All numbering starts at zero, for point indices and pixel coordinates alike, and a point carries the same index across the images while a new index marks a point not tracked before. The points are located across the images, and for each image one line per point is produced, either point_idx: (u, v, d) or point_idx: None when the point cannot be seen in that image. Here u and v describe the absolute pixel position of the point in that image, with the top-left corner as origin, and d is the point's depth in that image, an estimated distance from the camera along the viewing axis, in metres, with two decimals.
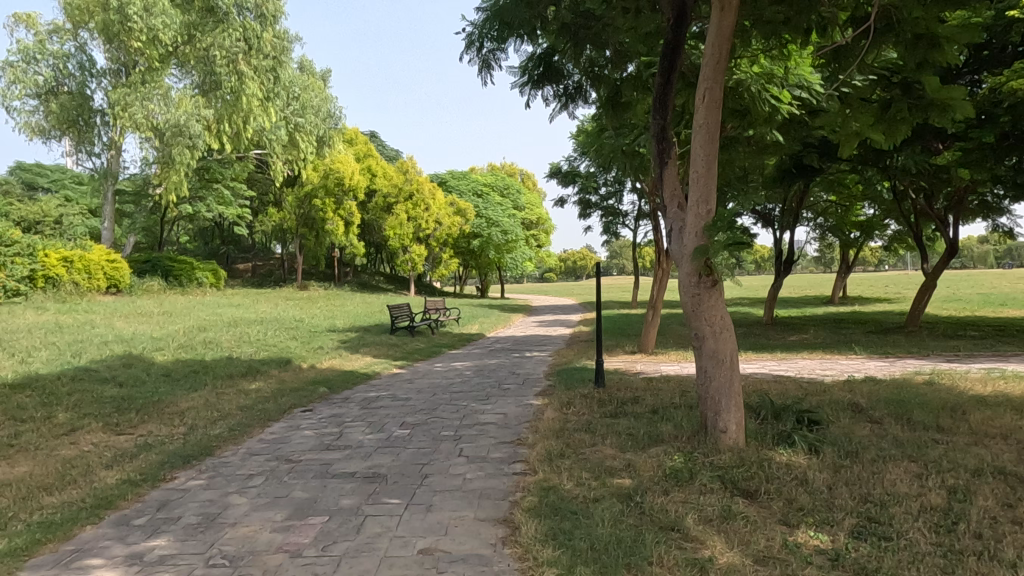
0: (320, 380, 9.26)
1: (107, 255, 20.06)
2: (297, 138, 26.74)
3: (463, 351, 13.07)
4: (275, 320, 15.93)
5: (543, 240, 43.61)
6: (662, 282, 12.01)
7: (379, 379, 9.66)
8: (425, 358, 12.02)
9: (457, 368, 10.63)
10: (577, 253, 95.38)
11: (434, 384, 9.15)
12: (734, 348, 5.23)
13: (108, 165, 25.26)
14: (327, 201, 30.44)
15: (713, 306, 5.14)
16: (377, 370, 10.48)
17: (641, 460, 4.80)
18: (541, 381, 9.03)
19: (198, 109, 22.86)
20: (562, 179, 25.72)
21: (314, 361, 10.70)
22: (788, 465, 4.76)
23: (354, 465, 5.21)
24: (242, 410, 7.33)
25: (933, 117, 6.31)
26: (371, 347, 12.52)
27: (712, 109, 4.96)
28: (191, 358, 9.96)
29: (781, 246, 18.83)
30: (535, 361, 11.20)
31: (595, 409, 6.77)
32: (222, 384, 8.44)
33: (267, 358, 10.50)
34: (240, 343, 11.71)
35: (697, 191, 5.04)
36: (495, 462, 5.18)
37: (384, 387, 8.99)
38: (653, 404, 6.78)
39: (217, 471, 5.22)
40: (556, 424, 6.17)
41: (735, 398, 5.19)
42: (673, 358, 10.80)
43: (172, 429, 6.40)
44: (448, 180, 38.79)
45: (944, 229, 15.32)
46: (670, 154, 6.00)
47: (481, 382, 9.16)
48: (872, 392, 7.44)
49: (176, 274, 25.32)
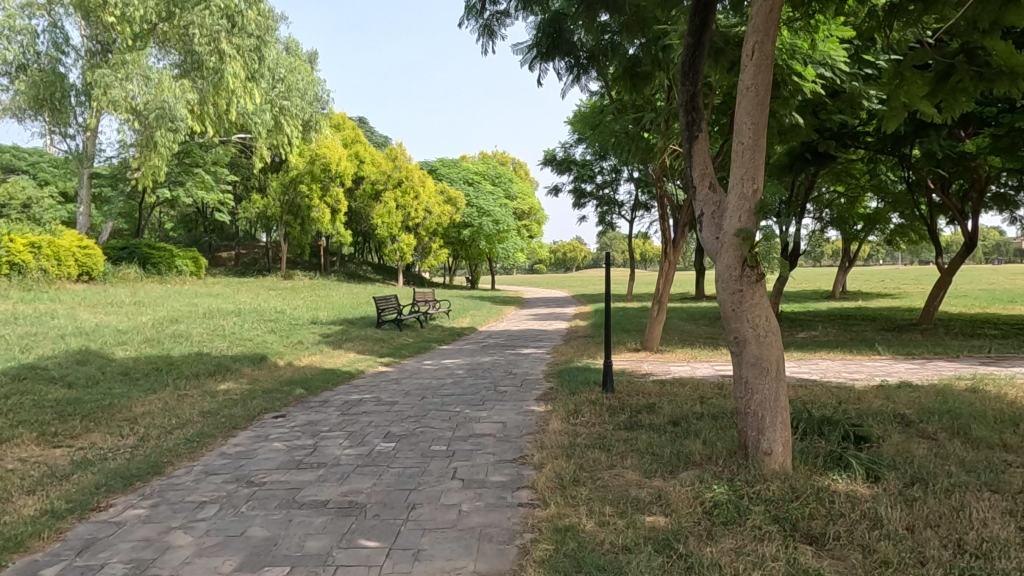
0: (297, 379, 8.38)
1: (79, 241, 19.04)
2: (283, 122, 25.73)
3: (454, 347, 12.21)
4: (255, 312, 15.03)
5: (535, 230, 42.69)
6: (669, 276, 11.22)
7: (363, 379, 8.79)
8: (414, 354, 11.16)
9: (447, 367, 9.77)
10: (568, 244, 94.66)
11: (423, 385, 8.29)
12: (780, 355, 4.40)
13: (83, 147, 24.26)
14: (313, 187, 29.44)
15: (756, 305, 4.32)
16: (360, 367, 9.60)
17: (673, 491, 3.99)
18: (540, 383, 8.19)
19: (184, 93, 21.82)
20: (557, 167, 24.83)
21: (292, 357, 9.81)
22: (849, 498, 3.96)
23: (327, 491, 4.37)
24: (204, 416, 6.46)
25: (1002, 87, 5.40)
26: (356, 342, 11.63)
27: (762, 68, 4.12)
28: (155, 354, 9.07)
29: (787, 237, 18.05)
30: (533, 359, 10.34)
31: (606, 419, 5.93)
32: (186, 385, 7.56)
33: (241, 354, 9.61)
34: (213, 337, 10.80)
35: (742, 166, 4.21)
36: (494, 488, 4.33)
37: (369, 389, 8.12)
38: (672, 415, 5.97)
39: (163, 497, 4.36)
40: (564, 438, 5.33)
41: (782, 415, 4.37)
42: (682, 358, 10.00)
43: (119, 440, 5.53)
44: (438, 169, 37.82)
45: (962, 221, 14.51)
46: (700, 125, 5.14)
47: (475, 384, 8.31)
48: (915, 401, 6.63)
49: (154, 262, 24.34)
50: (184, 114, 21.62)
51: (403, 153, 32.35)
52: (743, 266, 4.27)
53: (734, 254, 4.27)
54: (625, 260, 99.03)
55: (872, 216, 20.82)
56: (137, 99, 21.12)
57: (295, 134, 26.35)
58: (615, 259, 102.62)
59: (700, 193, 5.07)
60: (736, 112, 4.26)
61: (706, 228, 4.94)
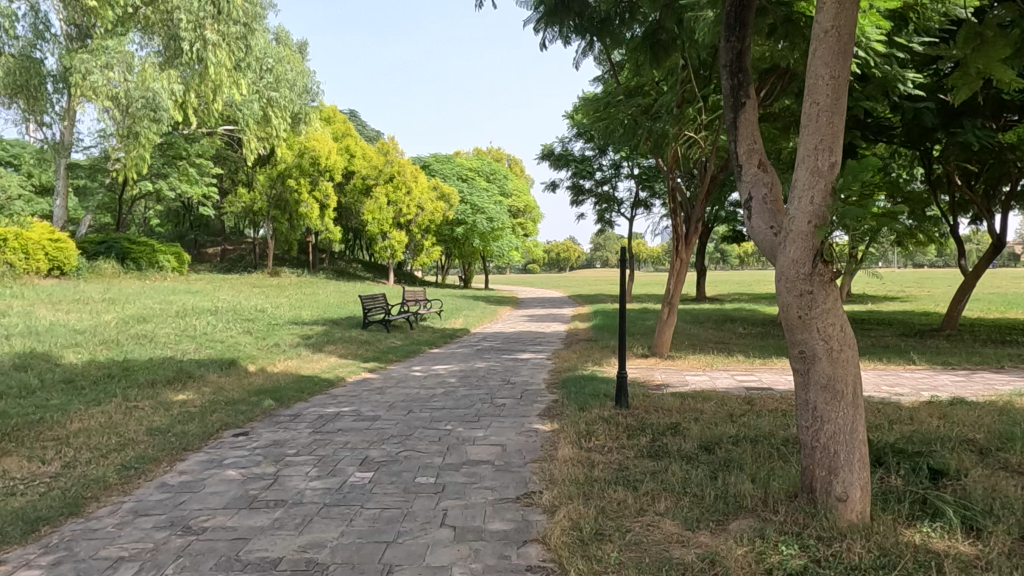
0: (268, 389, 7.42)
1: (50, 233, 18.00)
2: (271, 114, 24.68)
3: (447, 351, 11.27)
4: (232, 310, 14.05)
5: (529, 229, 41.72)
6: (681, 276, 10.28)
7: (344, 389, 7.83)
8: (402, 359, 10.21)
9: (438, 374, 8.83)
10: (562, 244, 93.99)
11: (410, 396, 7.33)
12: (858, 374, 3.47)
13: (60, 137, 23.22)
14: (302, 181, 28.46)
15: (830, 310, 3.39)
16: (341, 374, 8.65)
17: (728, 553, 3.06)
18: (543, 395, 7.27)
19: (170, 84, 20.75)
20: (554, 162, 23.94)
21: (266, 361, 8.83)
22: (955, 562, 3.04)
23: (280, 545, 3.42)
24: (152, 435, 5.49)
25: None
26: (338, 344, 10.66)
27: (846, 5, 3.19)
28: (112, 357, 8.09)
29: None
30: (533, 365, 9.40)
31: (624, 444, 4.99)
32: (138, 395, 6.58)
33: (208, 357, 8.63)
34: (181, 339, 9.83)
35: (817, 133, 3.28)
36: (495, 542, 3.39)
37: (349, 400, 7.15)
38: (702, 440, 5.06)
39: (68, 551, 3.39)
40: (578, 470, 4.40)
41: (859, 450, 3.44)
42: (697, 366, 9.10)
43: (39, 467, 4.57)
44: (431, 164, 36.85)
45: (989, 221, 13.62)
46: (748, 91, 4.22)
47: (469, 395, 7.35)
48: (980, 422, 5.72)
49: (133, 257, 23.27)
50: (168, 103, 20.45)
51: (396, 148, 31.43)
52: (814, 261, 3.35)
53: (803, 246, 3.35)
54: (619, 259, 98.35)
55: None
56: (117, 88, 19.95)
57: (284, 127, 25.25)
58: (609, 259, 101.97)
59: (746, 171, 4.17)
60: (809, 63, 3.33)
61: (758, 214, 4.01)
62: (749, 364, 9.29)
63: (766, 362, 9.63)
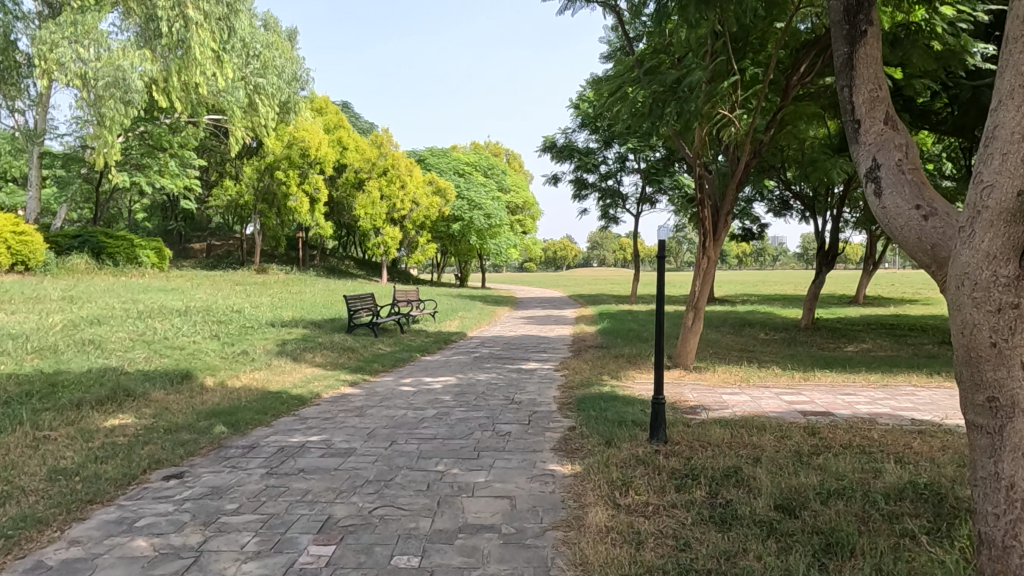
0: (222, 411, 6.12)
1: (14, 226, 16.70)
2: (257, 102, 23.32)
3: (441, 359, 9.99)
4: (204, 311, 12.77)
5: (528, 226, 40.35)
6: (708, 278, 9.01)
7: (317, 409, 6.53)
8: (389, 368, 8.94)
9: (430, 389, 7.55)
10: (559, 243, 92.91)
11: (395, 421, 6.03)
12: None
13: (34, 124, 21.89)
14: (291, 173, 27.09)
15: None
16: (316, 389, 7.37)
17: None
18: (555, 420, 6.00)
19: (143, 62, 19.17)
20: (556, 155, 22.71)
21: (227, 373, 7.54)
22: None
23: None
24: (51, 482, 4.20)
25: None
26: (317, 350, 9.39)
27: None
28: (40, 368, 6.81)
29: (820, 235, 15.95)
30: (540, 378, 8.15)
31: (675, 503, 3.76)
32: (53, 421, 5.29)
33: (158, 368, 7.34)
34: (134, 345, 8.54)
35: None
36: None
37: (321, 426, 5.86)
38: (776, 496, 3.83)
39: None
40: (623, 553, 3.11)
41: None
42: (731, 383, 7.83)
43: None
44: (427, 157, 35.48)
45: None
46: (869, 14, 3.02)
47: (465, 419, 6.06)
48: None
49: (108, 253, 21.97)
50: (140, 86, 18.91)
51: (389, 140, 30.12)
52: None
53: (1007, 233, 2.17)
54: (617, 257, 97.34)
55: None
56: (84, 66, 18.43)
57: (272, 115, 23.89)
58: (607, 258, 100.91)
59: (869, 125, 2.94)
60: None
61: (894, 187, 2.76)
62: (791, 380, 8.02)
63: (809, 376, 8.36)
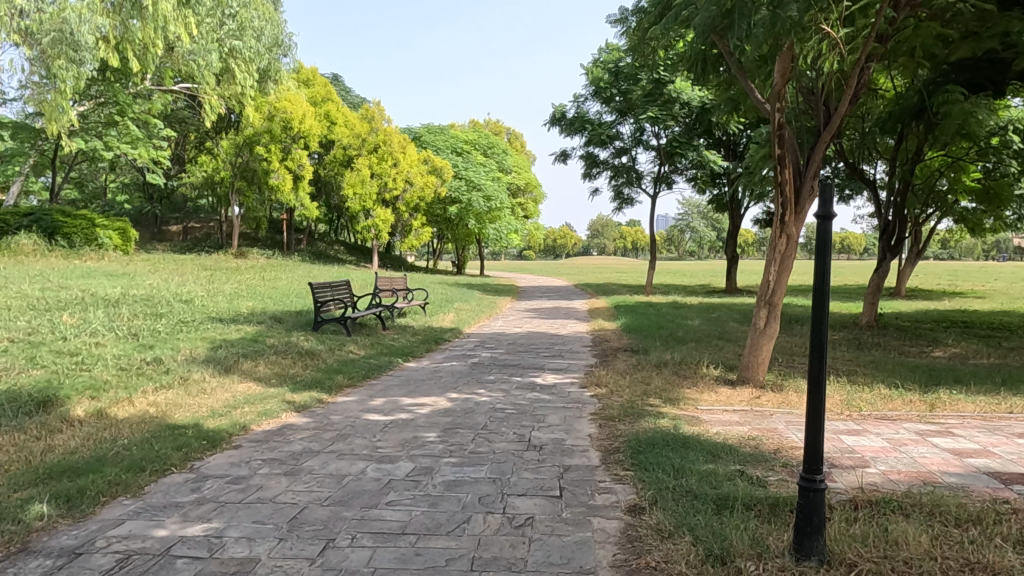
0: (73, 468, 3.82)
1: None
2: (232, 67, 20.71)
3: (430, 366, 7.65)
4: (140, 300, 10.42)
5: (530, 210, 38.02)
6: (787, 267, 6.61)
7: (227, 461, 4.19)
8: (358, 382, 6.62)
9: (408, 419, 5.20)
10: (559, 231, 90.60)
11: (344, 488, 3.71)
12: None
13: None
14: (272, 147, 24.62)
15: None
16: (243, 418, 5.07)
17: None
18: (604, 489, 3.67)
19: (97, 16, 16.36)
20: (566, 128, 20.44)
21: (116, 395, 5.23)
22: None
23: None
24: None
25: None
26: (262, 357, 7.05)
27: None
28: None
29: (880, 217, 13.63)
30: (566, 400, 5.82)
31: None
32: None
33: (11, 388, 5.04)
34: (5, 349, 6.20)
35: None
36: None
37: (220, 502, 3.53)
38: None
39: None
40: None
41: None
42: (837, 412, 5.51)
43: None
44: (422, 135, 33.08)
45: None
46: None
47: (459, 485, 3.75)
48: None
49: (64, 233, 19.64)
50: (93, 45, 16.14)
51: (380, 113, 27.73)
52: None
53: None
54: (619, 246, 95.36)
55: (971, 193, 16.32)
56: (27, 20, 15.80)
57: (250, 83, 21.33)
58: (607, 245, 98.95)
59: None
60: None
61: None
62: (918, 407, 5.69)
63: (935, 399, 6.02)
